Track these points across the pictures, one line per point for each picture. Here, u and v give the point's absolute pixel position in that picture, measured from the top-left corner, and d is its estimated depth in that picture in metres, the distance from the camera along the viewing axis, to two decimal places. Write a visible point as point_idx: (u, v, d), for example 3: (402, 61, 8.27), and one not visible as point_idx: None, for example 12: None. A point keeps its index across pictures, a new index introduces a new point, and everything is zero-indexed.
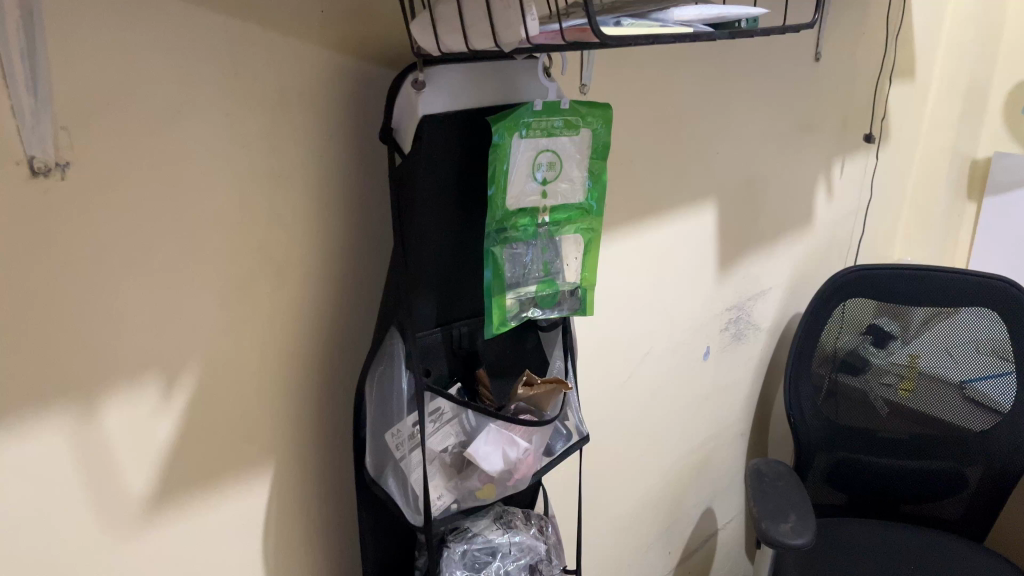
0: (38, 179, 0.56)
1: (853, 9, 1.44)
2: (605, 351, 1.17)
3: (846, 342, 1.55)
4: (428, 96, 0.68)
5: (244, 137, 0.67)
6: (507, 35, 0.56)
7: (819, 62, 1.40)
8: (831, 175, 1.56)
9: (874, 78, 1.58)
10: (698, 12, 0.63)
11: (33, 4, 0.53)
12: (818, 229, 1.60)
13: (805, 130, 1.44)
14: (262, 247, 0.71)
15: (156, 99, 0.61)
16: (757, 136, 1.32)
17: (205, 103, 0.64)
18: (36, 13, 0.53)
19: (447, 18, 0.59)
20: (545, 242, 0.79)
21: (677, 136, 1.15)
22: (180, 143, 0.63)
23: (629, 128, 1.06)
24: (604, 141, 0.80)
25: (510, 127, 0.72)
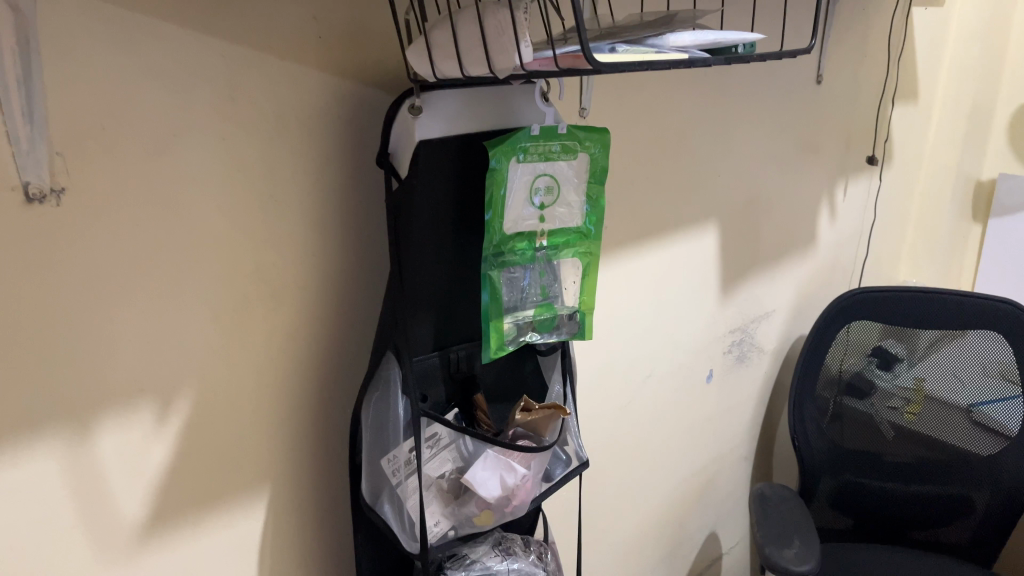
0: (33, 206, 0.56)
1: (854, 33, 1.45)
2: (607, 375, 1.16)
3: (851, 365, 1.55)
4: (425, 122, 0.69)
5: (240, 162, 0.67)
6: (501, 61, 0.56)
7: (820, 85, 1.40)
8: (834, 197, 1.56)
9: (877, 100, 1.57)
10: (693, 38, 0.64)
11: (30, 32, 0.53)
12: (822, 251, 1.60)
13: (807, 152, 1.43)
14: (259, 271, 0.71)
15: (153, 124, 0.61)
16: (760, 158, 1.32)
17: (201, 128, 0.64)
18: (32, 41, 0.54)
19: (442, 44, 0.60)
20: (543, 266, 0.79)
21: (679, 159, 1.15)
22: (178, 168, 0.63)
23: (630, 151, 1.06)
24: (602, 165, 0.79)
25: (507, 153, 0.72)
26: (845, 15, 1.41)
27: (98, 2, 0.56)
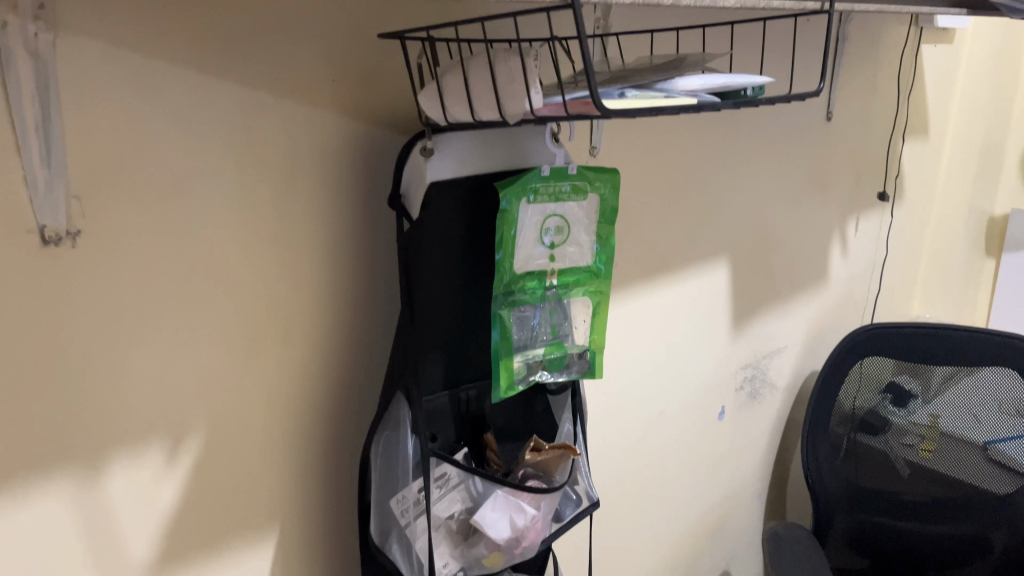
0: (48, 249, 0.57)
1: (864, 69, 1.45)
2: (618, 412, 1.15)
3: (864, 401, 1.54)
4: (436, 163, 0.69)
5: (253, 204, 0.68)
6: (512, 108, 0.57)
7: (830, 122, 1.40)
8: (845, 232, 1.56)
9: (887, 136, 1.58)
10: (702, 81, 0.64)
11: (49, 80, 0.54)
12: (834, 286, 1.59)
13: (817, 188, 1.44)
14: (271, 310, 0.71)
15: (168, 167, 0.62)
16: (771, 195, 1.32)
17: (215, 171, 0.65)
18: (51, 88, 0.55)
19: (454, 89, 0.60)
20: (553, 305, 0.79)
21: (689, 196, 1.15)
22: (192, 210, 0.64)
23: (640, 188, 1.07)
24: (612, 205, 0.80)
25: (517, 194, 0.72)
26: (854, 52, 1.42)
27: (117, 49, 0.57)
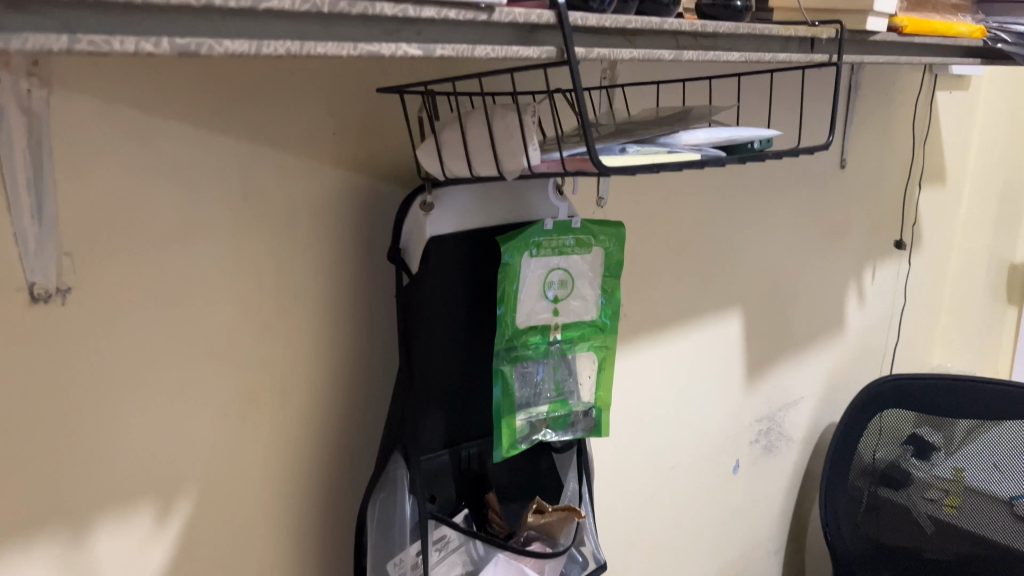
0: (37, 306, 0.56)
1: (878, 118, 1.44)
2: (628, 467, 1.12)
3: (884, 454, 1.50)
4: (436, 217, 0.68)
5: (251, 258, 0.67)
6: (510, 164, 0.55)
7: (844, 169, 1.39)
8: (861, 281, 1.53)
9: (903, 183, 1.56)
10: (707, 135, 0.64)
11: (42, 136, 0.54)
12: (851, 336, 1.56)
13: (833, 237, 1.41)
14: (267, 366, 0.70)
15: (164, 222, 0.61)
16: (784, 243, 1.30)
17: (212, 225, 0.64)
18: (45, 145, 0.54)
19: (452, 144, 0.59)
20: (557, 360, 0.77)
21: (700, 245, 1.14)
22: (187, 265, 0.63)
23: (650, 239, 1.05)
24: (617, 259, 0.78)
25: (520, 248, 0.71)
26: (868, 101, 1.40)
27: (114, 105, 0.57)
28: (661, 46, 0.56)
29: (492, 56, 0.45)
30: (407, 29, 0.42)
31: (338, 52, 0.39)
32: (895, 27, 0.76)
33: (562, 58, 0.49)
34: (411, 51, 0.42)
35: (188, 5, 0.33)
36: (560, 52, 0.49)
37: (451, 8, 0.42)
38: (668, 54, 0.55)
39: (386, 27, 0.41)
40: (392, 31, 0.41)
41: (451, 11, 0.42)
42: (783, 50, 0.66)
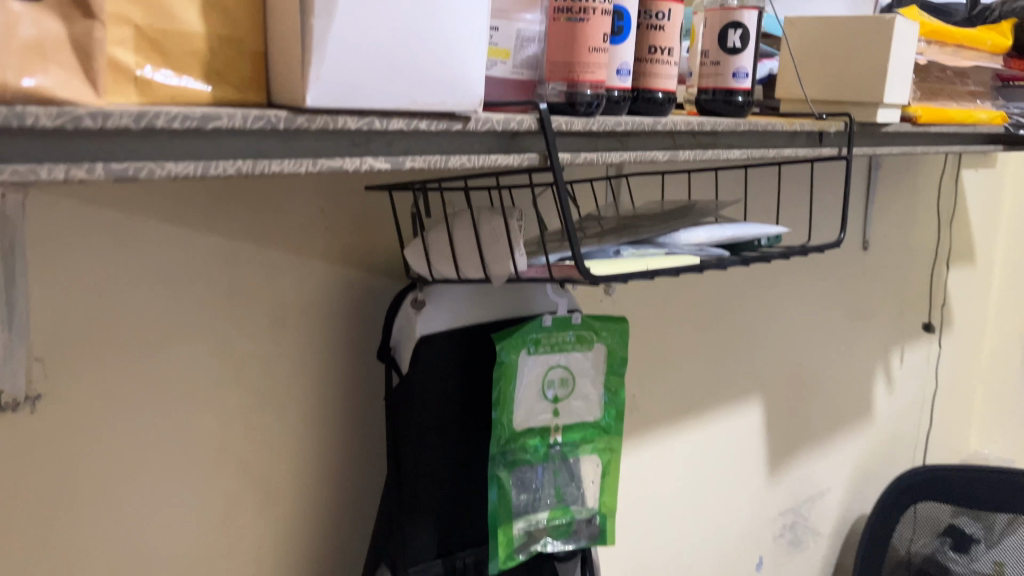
0: (5, 415, 0.53)
1: (902, 198, 1.40)
2: (642, 566, 1.07)
3: (920, 547, 1.40)
4: (428, 316, 0.65)
5: (235, 358, 0.65)
6: (497, 270, 0.53)
7: (867, 251, 1.35)
8: (889, 365, 1.47)
9: (931, 263, 1.51)
10: (708, 235, 0.61)
11: (18, 239, 0.51)
12: (880, 421, 1.49)
13: (857, 320, 1.37)
14: (248, 469, 0.67)
15: (143, 324, 0.59)
16: (805, 328, 1.25)
17: (194, 326, 0.62)
18: (20, 248, 0.51)
19: (438, 246, 0.57)
20: (558, 464, 0.73)
21: (716, 332, 1.10)
22: (167, 367, 0.61)
23: (662, 327, 1.01)
24: (621, 355, 0.75)
25: (516, 346, 0.68)
26: (891, 181, 1.37)
27: (91, 206, 0.55)
28: (655, 146, 0.53)
29: (469, 165, 0.43)
30: (376, 140, 0.39)
31: (295, 168, 0.37)
32: (909, 116, 0.73)
33: (545, 164, 0.47)
34: (378, 163, 0.40)
35: (127, 129, 0.31)
36: (543, 158, 0.47)
37: (424, 118, 0.40)
38: (661, 155, 0.53)
39: (352, 140, 0.39)
40: (359, 142, 0.39)
41: (423, 121, 0.40)
42: (788, 144, 0.64)
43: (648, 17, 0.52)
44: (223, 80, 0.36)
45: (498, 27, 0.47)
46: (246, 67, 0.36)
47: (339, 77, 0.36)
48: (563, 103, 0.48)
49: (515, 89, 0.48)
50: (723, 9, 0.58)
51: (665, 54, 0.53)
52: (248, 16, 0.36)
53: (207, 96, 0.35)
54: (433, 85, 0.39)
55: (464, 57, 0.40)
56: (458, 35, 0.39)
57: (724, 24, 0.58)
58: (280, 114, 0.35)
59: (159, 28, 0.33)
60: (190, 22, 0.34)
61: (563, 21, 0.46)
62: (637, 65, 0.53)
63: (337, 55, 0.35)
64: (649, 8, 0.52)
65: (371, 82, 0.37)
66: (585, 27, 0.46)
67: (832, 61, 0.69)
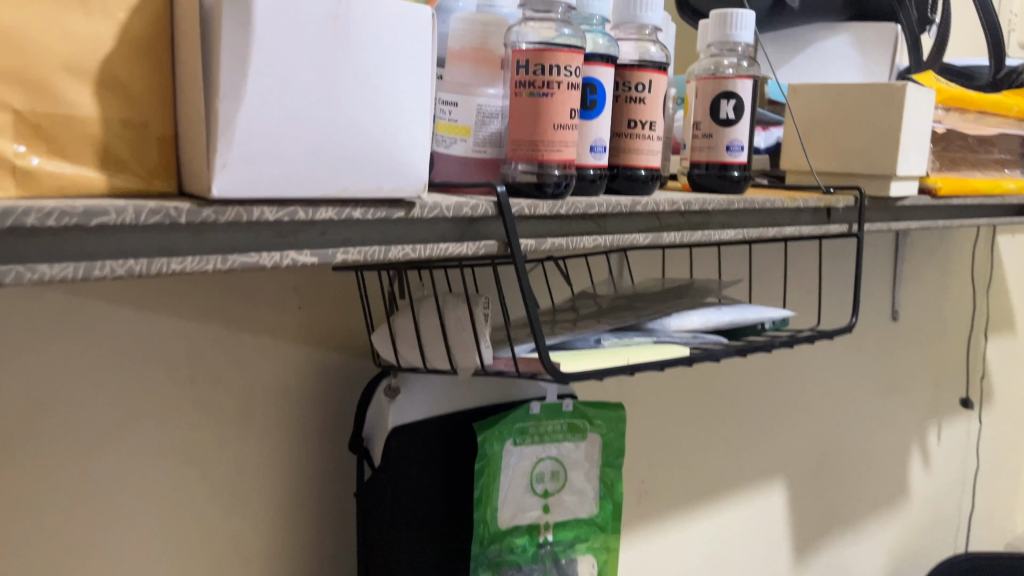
0: None
1: (934, 266, 1.33)
2: None
3: None
4: (402, 405, 0.61)
5: (197, 446, 0.60)
6: (463, 360, 0.48)
7: (898, 322, 1.28)
8: (925, 442, 1.39)
9: (967, 334, 1.43)
10: (701, 319, 0.57)
11: None
12: (917, 503, 1.40)
13: (888, 394, 1.29)
14: (209, 566, 0.62)
15: (95, 412, 0.55)
16: (831, 404, 1.18)
17: (152, 412, 0.58)
18: None
19: (405, 332, 0.53)
20: (548, 566, 0.67)
21: (733, 410, 1.03)
22: (120, 457, 0.57)
23: (675, 405, 0.95)
24: (617, 445, 0.70)
25: (500, 436, 0.63)
26: (922, 249, 1.30)
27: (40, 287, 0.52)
28: (636, 228, 0.49)
29: (413, 255, 0.39)
30: (305, 230, 0.35)
31: (201, 267, 0.32)
32: (928, 188, 0.68)
33: (504, 251, 0.42)
34: (304, 258, 0.35)
35: None
36: (502, 245, 0.42)
37: (358, 206, 0.36)
38: (642, 238, 0.48)
39: (276, 231, 0.35)
40: (286, 233, 0.35)
41: (357, 209, 0.36)
42: (792, 222, 0.59)
43: (627, 88, 0.48)
44: (122, 169, 0.32)
45: (457, 104, 0.44)
46: (151, 154, 0.33)
47: (251, 165, 0.32)
48: (529, 186, 0.43)
49: (479, 171, 0.45)
50: (715, 77, 0.54)
51: (646, 128, 0.49)
52: (154, 98, 0.32)
53: (102, 187, 0.31)
54: (366, 169, 0.35)
55: (402, 140, 0.36)
56: (393, 117, 0.35)
57: (717, 93, 0.54)
58: (182, 207, 0.31)
59: (43, 113, 0.30)
60: (81, 105, 0.30)
61: (525, 96, 0.42)
62: (615, 140, 0.49)
63: (248, 141, 0.31)
64: (627, 79, 0.48)
65: (291, 170, 0.33)
66: (550, 102, 0.42)
67: (837, 131, 0.65)
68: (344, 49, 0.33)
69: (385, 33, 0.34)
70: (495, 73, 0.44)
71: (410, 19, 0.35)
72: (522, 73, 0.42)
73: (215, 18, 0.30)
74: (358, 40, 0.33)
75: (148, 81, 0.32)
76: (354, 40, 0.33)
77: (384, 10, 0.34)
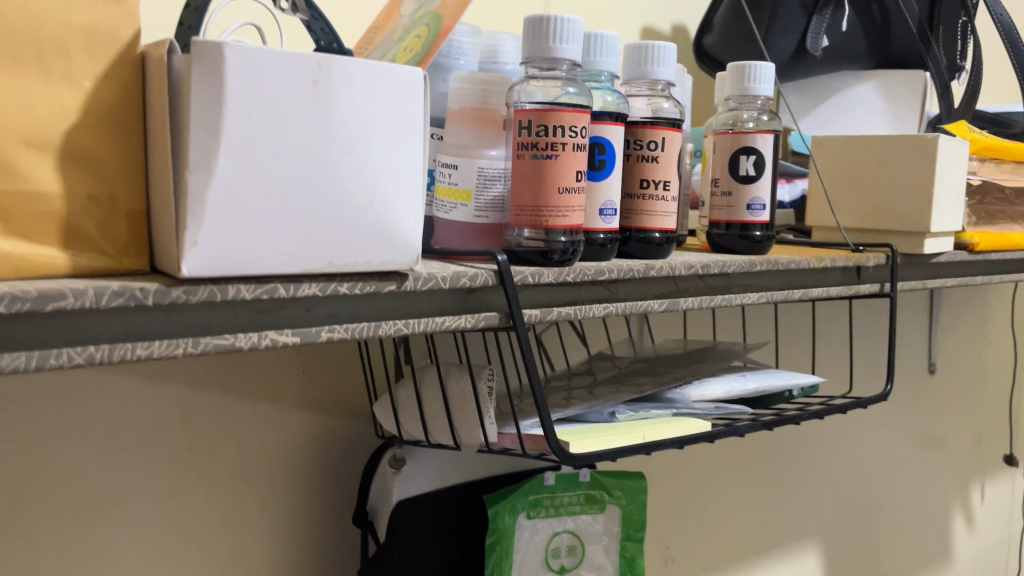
0: None
1: (972, 316, 1.28)
2: None
3: None
4: (408, 477, 0.57)
5: (194, 521, 0.57)
6: (467, 437, 0.45)
7: (935, 375, 1.22)
8: (966, 500, 1.32)
9: (1008, 387, 1.37)
10: (725, 387, 0.53)
11: None
12: (960, 565, 1.33)
13: (927, 451, 1.23)
14: None
15: (87, 487, 0.52)
16: (866, 462, 1.12)
17: (148, 486, 0.55)
18: None
19: (408, 403, 0.50)
20: None
21: (762, 471, 0.98)
22: (113, 535, 0.53)
23: (700, 467, 0.91)
24: (639, 517, 0.66)
25: (514, 509, 0.59)
26: (958, 299, 1.25)
27: None
28: (650, 294, 0.46)
29: (406, 330, 0.36)
30: (288, 306, 0.33)
31: (170, 352, 0.30)
32: (965, 243, 0.65)
33: (506, 322, 0.39)
34: (284, 338, 0.33)
35: None
36: (503, 315, 0.39)
37: (345, 280, 0.34)
38: (657, 304, 0.46)
39: (255, 308, 0.32)
40: (267, 310, 0.32)
41: (344, 283, 0.33)
42: (819, 283, 0.55)
43: (639, 146, 0.46)
44: (88, 246, 0.30)
45: (457, 166, 0.41)
46: (120, 229, 0.30)
47: (226, 240, 0.29)
48: (534, 253, 0.40)
49: (480, 236, 0.42)
50: (734, 132, 0.52)
51: (661, 188, 0.46)
52: (124, 169, 0.30)
53: (65, 266, 0.29)
54: (352, 242, 0.33)
55: (393, 209, 0.33)
56: (382, 186, 0.33)
57: (736, 148, 0.52)
58: (149, 287, 0.29)
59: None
60: (41, 179, 0.28)
61: (528, 158, 0.40)
62: (627, 201, 0.47)
63: (220, 217, 0.29)
64: (639, 138, 0.46)
65: (270, 244, 0.30)
66: (553, 164, 0.40)
67: (865, 187, 0.61)
68: (326, 115, 0.31)
69: (371, 97, 0.32)
70: (497, 133, 0.42)
71: (399, 81, 0.33)
72: (525, 134, 0.40)
73: (184, 86, 0.28)
74: (341, 105, 0.31)
75: (119, 151, 0.30)
76: (337, 104, 0.31)
77: (369, 72, 0.31)
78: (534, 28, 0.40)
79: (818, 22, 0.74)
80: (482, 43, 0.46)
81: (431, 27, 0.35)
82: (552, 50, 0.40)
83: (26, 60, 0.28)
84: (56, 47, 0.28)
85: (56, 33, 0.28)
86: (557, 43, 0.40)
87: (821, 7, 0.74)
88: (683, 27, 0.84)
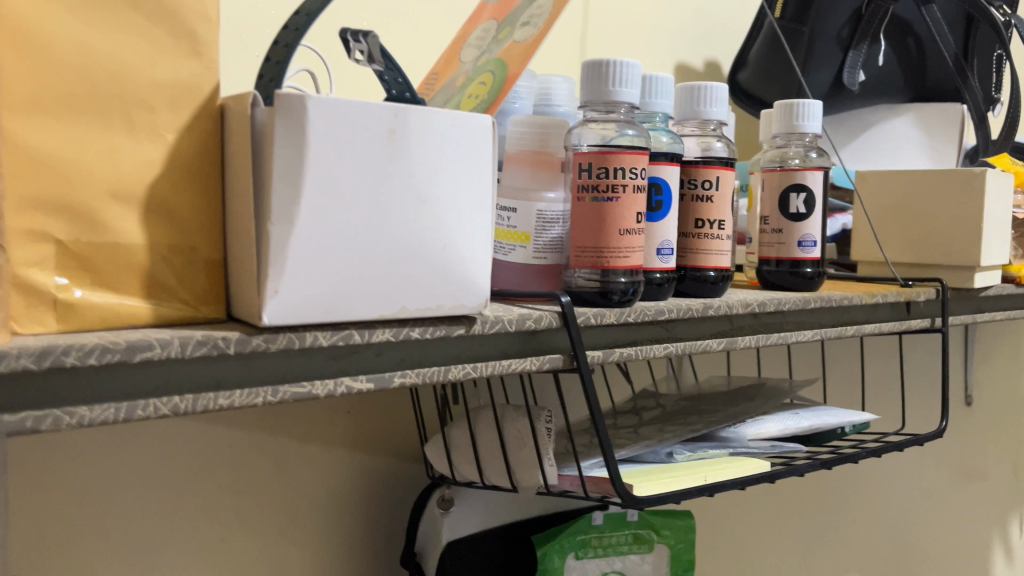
0: None
1: None
2: None
3: None
4: (457, 517, 0.57)
5: (241, 564, 0.57)
6: (525, 479, 0.45)
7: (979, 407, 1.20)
8: None
9: None
10: (779, 426, 0.53)
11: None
12: None
13: (992, 491, 1.17)
14: None
15: (136, 530, 0.52)
16: (917, 500, 1.09)
17: (196, 528, 0.55)
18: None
19: (461, 444, 0.50)
20: None
21: (815, 513, 0.95)
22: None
23: (753, 509, 0.88)
24: (687, 558, 0.65)
25: (562, 549, 0.59)
26: None
27: None
28: (707, 332, 0.46)
29: (474, 374, 0.36)
30: (361, 351, 0.33)
31: (250, 401, 0.30)
32: (1012, 277, 0.66)
33: (570, 363, 0.39)
34: (358, 384, 0.33)
35: (27, 370, 0.25)
36: (567, 357, 0.39)
37: (417, 324, 0.33)
38: (715, 343, 0.45)
39: (331, 354, 0.32)
40: (341, 355, 0.33)
41: (416, 328, 0.33)
42: (870, 318, 0.55)
43: (693, 186, 0.46)
44: (169, 295, 0.30)
45: (516, 209, 0.42)
46: (199, 278, 0.31)
47: (306, 289, 0.30)
48: (594, 294, 0.40)
49: (539, 278, 0.42)
50: (782, 170, 0.52)
51: (716, 227, 0.46)
52: (203, 219, 0.31)
53: (147, 316, 0.30)
54: (425, 287, 0.33)
55: (465, 254, 0.33)
56: (454, 231, 0.33)
57: (786, 186, 0.52)
58: (231, 337, 0.29)
59: (87, 242, 0.28)
60: (126, 231, 0.29)
61: (588, 201, 0.40)
62: (682, 240, 0.47)
63: (301, 266, 0.29)
64: (693, 177, 0.46)
65: (348, 292, 0.31)
66: (614, 206, 0.40)
67: (911, 222, 0.61)
68: (402, 163, 0.31)
69: (443, 144, 0.32)
70: (555, 176, 0.42)
71: (469, 127, 0.33)
72: (585, 176, 0.40)
73: (266, 139, 0.29)
74: (417, 152, 0.31)
75: (200, 201, 0.31)
76: (413, 152, 0.31)
77: (442, 120, 0.32)
78: (592, 72, 0.40)
79: (854, 57, 0.74)
80: (536, 87, 0.47)
81: (495, 74, 0.36)
82: (611, 93, 0.40)
83: (112, 116, 0.28)
84: (140, 102, 0.29)
85: (141, 88, 0.29)
86: (616, 86, 0.40)
87: (857, 41, 0.74)
88: (715, 62, 0.84)
